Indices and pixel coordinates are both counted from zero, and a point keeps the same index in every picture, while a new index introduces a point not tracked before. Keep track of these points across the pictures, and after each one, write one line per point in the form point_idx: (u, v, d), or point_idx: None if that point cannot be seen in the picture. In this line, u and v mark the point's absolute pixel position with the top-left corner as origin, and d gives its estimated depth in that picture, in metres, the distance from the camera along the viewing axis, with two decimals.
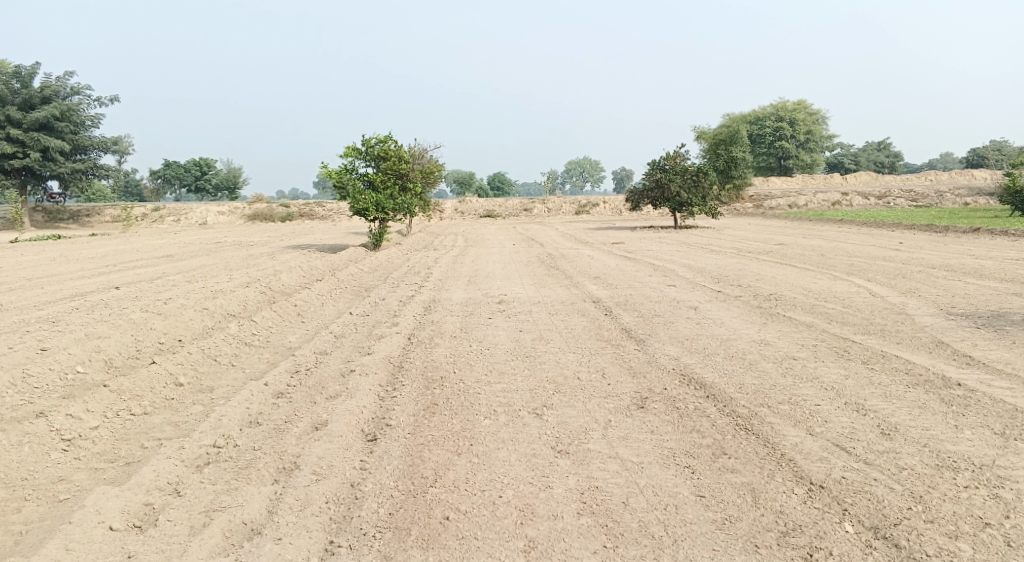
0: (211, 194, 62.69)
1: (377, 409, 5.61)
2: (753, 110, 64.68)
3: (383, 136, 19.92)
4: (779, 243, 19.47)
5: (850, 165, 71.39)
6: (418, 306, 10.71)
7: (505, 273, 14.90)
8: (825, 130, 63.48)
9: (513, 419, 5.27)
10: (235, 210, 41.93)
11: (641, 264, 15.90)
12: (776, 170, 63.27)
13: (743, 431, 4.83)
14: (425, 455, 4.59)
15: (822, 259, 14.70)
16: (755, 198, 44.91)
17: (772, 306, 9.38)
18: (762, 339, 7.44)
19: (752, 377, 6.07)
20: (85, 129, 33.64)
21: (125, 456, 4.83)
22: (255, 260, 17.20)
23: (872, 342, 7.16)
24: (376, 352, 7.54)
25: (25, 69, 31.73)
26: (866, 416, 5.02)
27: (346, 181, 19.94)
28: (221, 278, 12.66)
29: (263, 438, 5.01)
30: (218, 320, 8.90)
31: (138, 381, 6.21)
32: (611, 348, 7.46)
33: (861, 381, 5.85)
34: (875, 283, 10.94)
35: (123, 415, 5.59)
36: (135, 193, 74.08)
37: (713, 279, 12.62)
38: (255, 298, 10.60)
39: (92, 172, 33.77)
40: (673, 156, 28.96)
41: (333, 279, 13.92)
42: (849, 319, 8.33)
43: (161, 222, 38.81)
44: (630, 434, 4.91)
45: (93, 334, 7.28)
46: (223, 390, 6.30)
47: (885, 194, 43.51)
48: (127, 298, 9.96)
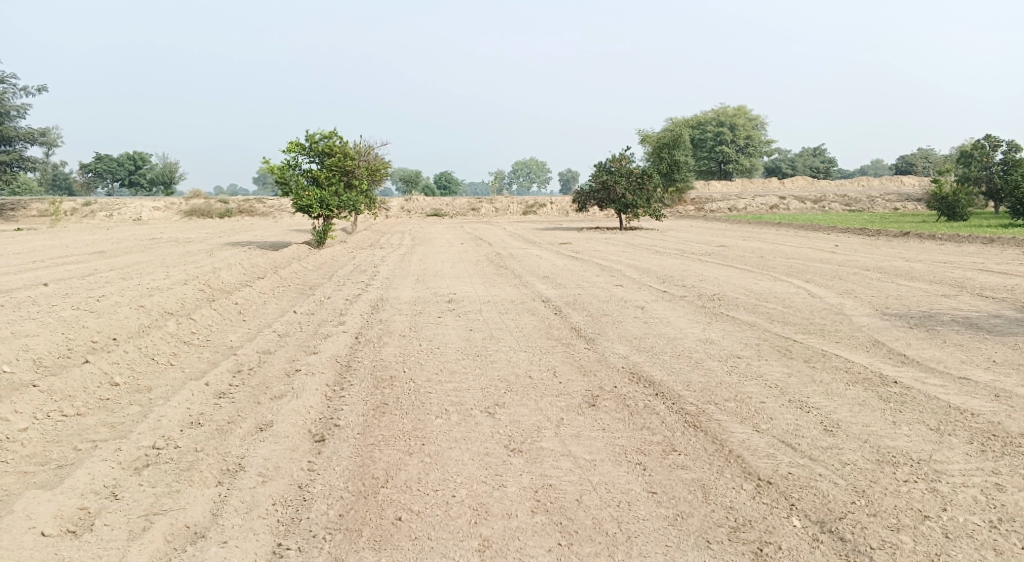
0: (146, 188, 59.94)
1: (326, 410, 5.46)
2: (696, 115, 66.64)
3: (329, 132, 19.46)
4: (721, 245, 20.09)
5: (787, 170, 74.44)
6: (366, 305, 10.51)
7: (454, 272, 14.81)
8: (764, 137, 66.02)
9: (466, 418, 5.22)
10: (172, 205, 40.17)
11: (589, 264, 16.11)
12: (717, 174, 65.42)
13: (692, 428, 4.93)
14: (377, 456, 4.49)
15: (763, 261, 15.25)
16: (698, 201, 46.27)
17: (716, 306, 9.64)
18: (707, 338, 7.64)
19: (699, 375, 6.22)
20: (8, 118, 31.56)
21: (57, 458, 4.52)
22: (194, 257, 16.48)
23: (812, 341, 7.46)
24: (323, 351, 7.34)
25: None
26: (809, 414, 5.21)
27: (289, 177, 19.39)
28: (158, 276, 12.09)
29: (205, 440, 4.78)
30: (155, 319, 8.48)
31: (70, 381, 5.84)
32: (562, 347, 7.50)
33: (803, 379, 6.07)
34: (813, 284, 11.42)
35: (53, 416, 5.24)
36: (61, 186, 70.06)
37: (659, 279, 12.89)
38: (195, 296, 10.16)
39: (17, 164, 31.72)
40: (619, 158, 29.45)
41: (277, 277, 13.50)
42: (790, 318, 8.66)
43: (92, 217, 36.79)
44: (583, 432, 4.93)
45: (18, 332, 6.81)
46: (162, 390, 5.99)
47: (820, 199, 45.55)
48: (56, 295, 9.38)
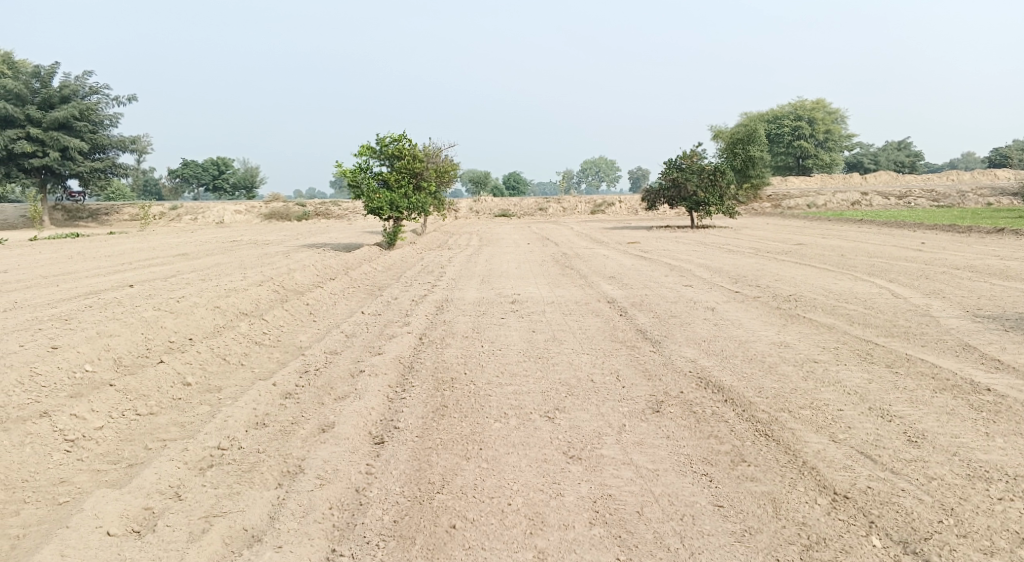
0: (229, 193, 63.54)
1: (386, 411, 5.50)
2: (771, 109, 63.95)
3: (398, 135, 19.85)
4: (799, 244, 19.06)
5: (869, 165, 70.41)
6: (431, 305, 10.60)
7: (519, 273, 14.74)
8: (844, 130, 62.72)
9: (525, 423, 5.13)
10: (252, 209, 42.13)
11: (657, 264, 15.67)
12: (794, 170, 62.57)
13: (763, 437, 4.64)
14: (434, 460, 4.47)
15: (842, 260, 14.37)
16: (773, 197, 44.38)
17: (792, 307, 9.11)
18: (782, 341, 7.21)
19: (772, 381, 5.86)
20: (103, 128, 33.97)
21: (128, 457, 4.77)
22: (270, 258, 17.19)
23: (894, 344, 6.92)
24: (387, 352, 7.43)
25: (46, 68, 32.05)
26: (890, 423, 4.80)
27: (360, 180, 19.92)
28: (236, 277, 12.65)
29: (268, 441, 4.92)
30: (230, 319, 8.85)
31: (145, 381, 6.15)
32: (626, 349, 7.28)
33: (885, 385, 5.62)
34: (897, 284, 10.65)
35: (128, 415, 5.53)
36: (153, 192, 75.01)
37: (731, 279, 12.35)
38: (268, 297, 10.57)
39: (110, 171, 34.16)
40: (689, 155, 28.63)
41: (347, 278, 13.87)
42: (872, 320, 8.07)
43: (179, 220, 39.13)
44: (646, 439, 4.73)
45: (103, 332, 7.26)
46: (231, 390, 6.23)
47: (905, 194, 42.75)
48: (141, 296, 9.97)
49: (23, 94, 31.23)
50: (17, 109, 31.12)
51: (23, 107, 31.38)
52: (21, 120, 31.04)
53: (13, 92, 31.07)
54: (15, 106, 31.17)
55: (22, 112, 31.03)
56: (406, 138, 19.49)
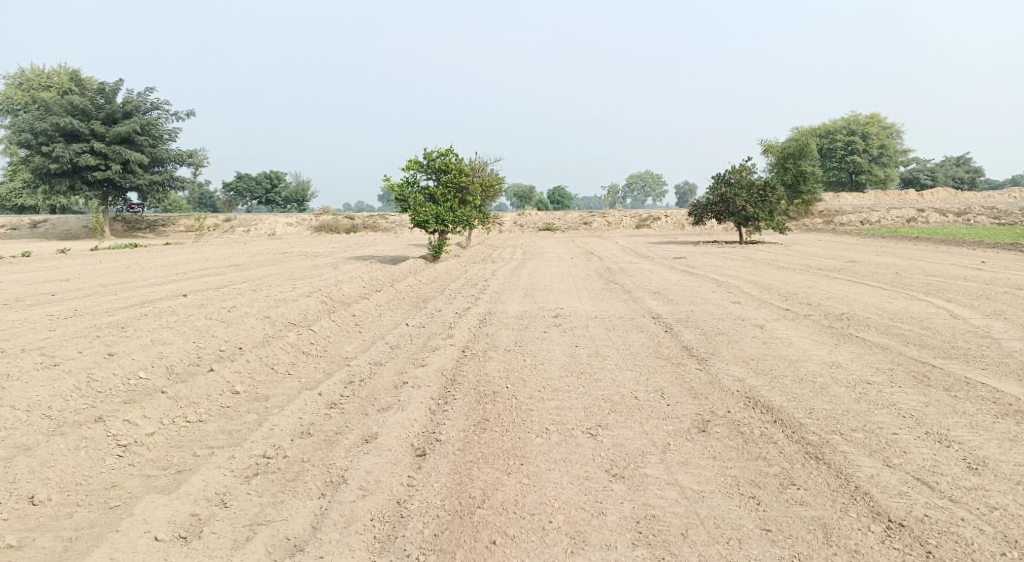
0: (280, 206, 65.62)
1: (428, 423, 5.53)
2: (822, 123, 62.23)
3: (445, 149, 20.12)
4: (852, 261, 18.42)
5: (927, 181, 67.73)
6: (473, 318, 10.65)
7: (563, 287, 14.68)
8: (900, 145, 60.54)
9: (566, 439, 5.07)
10: (302, 221, 43.30)
11: (703, 280, 15.37)
12: (847, 185, 60.63)
13: (813, 460, 4.46)
14: (475, 474, 4.46)
15: (898, 278, 13.80)
16: (825, 213, 43.06)
17: (844, 326, 8.77)
18: (834, 361, 6.95)
19: (823, 402, 5.64)
20: (163, 142, 35.59)
21: (177, 464, 4.93)
22: (317, 270, 17.59)
23: (953, 367, 6.58)
24: (429, 364, 7.49)
25: (110, 85, 33.84)
26: (950, 448, 4.55)
27: (407, 194, 20.24)
28: (284, 287, 12.99)
29: (313, 450, 5.01)
30: (278, 329, 9.09)
31: (195, 389, 6.36)
32: (671, 366, 7.15)
33: (944, 409, 5.34)
34: (957, 304, 10.16)
35: (178, 422, 5.73)
36: (209, 205, 77.97)
37: (780, 296, 12.02)
38: (315, 307, 10.83)
39: (168, 183, 35.72)
40: (739, 169, 28.05)
41: (391, 290, 14.09)
42: (928, 341, 7.71)
43: (232, 232, 40.55)
44: (690, 459, 4.61)
45: (157, 340, 7.56)
46: (278, 399, 6.37)
47: (966, 210, 40.88)
48: (193, 305, 10.34)
49: (89, 110, 32.98)
50: (84, 124, 32.90)
51: (89, 122, 33.16)
52: (87, 134, 32.78)
53: (80, 108, 32.88)
54: (82, 122, 32.97)
55: (88, 128, 32.80)
56: (452, 152, 19.75)
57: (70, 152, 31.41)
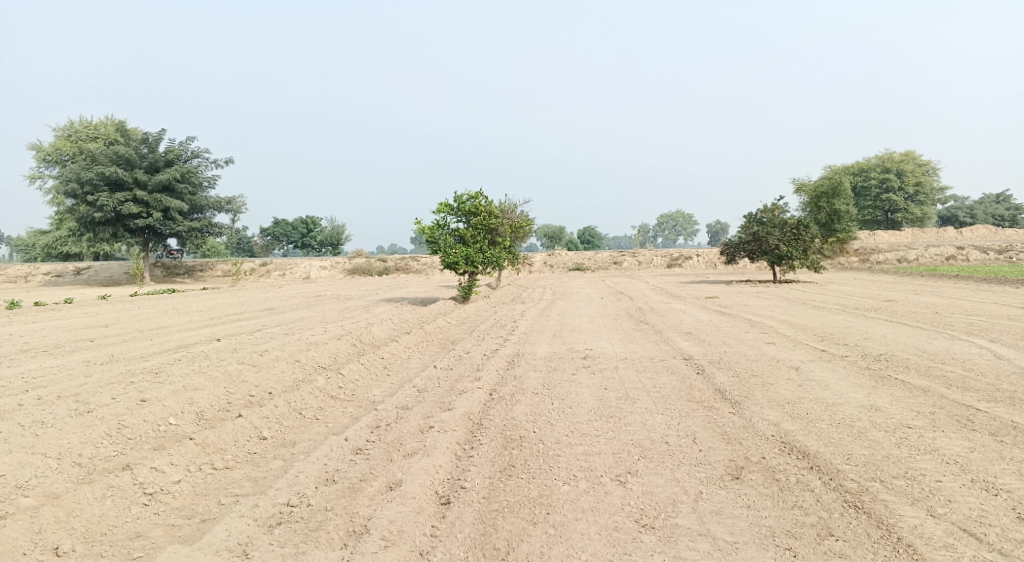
0: (315, 250, 67.20)
1: (452, 470, 5.44)
2: (856, 161, 61.50)
3: (475, 192, 20.43)
4: (890, 300, 17.90)
5: (966, 218, 66.05)
6: (501, 360, 10.59)
7: (592, 328, 14.56)
8: (937, 181, 59.34)
9: (593, 486, 4.93)
10: (335, 264, 44.13)
11: (736, 320, 15.07)
12: (883, 224, 59.50)
13: (852, 509, 4.24)
14: (498, 523, 4.35)
15: (938, 318, 13.35)
16: (861, 251, 42.18)
17: (883, 368, 8.46)
18: (872, 404, 6.68)
19: (862, 447, 5.38)
20: (202, 189, 36.93)
21: (201, 512, 4.95)
22: (349, 313, 17.81)
23: (1001, 410, 6.25)
24: (456, 407, 7.42)
25: (153, 135, 35.42)
26: (998, 497, 4.29)
27: (437, 236, 20.47)
28: (316, 330, 13.14)
29: (337, 498, 4.97)
30: (308, 372, 9.16)
31: (223, 435, 6.42)
32: (703, 410, 6.94)
33: (991, 455, 5.05)
34: (1002, 345, 9.73)
35: (205, 469, 5.76)
36: (246, 249, 80.22)
37: (816, 336, 11.69)
38: (345, 350, 10.91)
39: (207, 230, 36.91)
40: (771, 209, 27.87)
41: (420, 332, 14.15)
42: (973, 384, 7.37)
43: (267, 276, 41.51)
44: (723, 508, 4.43)
45: (188, 386, 7.68)
46: (304, 445, 6.38)
47: (1010, 247, 39.59)
48: (226, 350, 10.51)
49: (133, 159, 34.50)
50: (128, 173, 34.40)
51: (132, 171, 34.67)
52: (130, 183, 34.23)
53: (125, 158, 34.43)
54: (126, 171, 34.49)
55: (132, 177, 34.26)
56: (482, 195, 20.06)
57: (113, 201, 32.81)
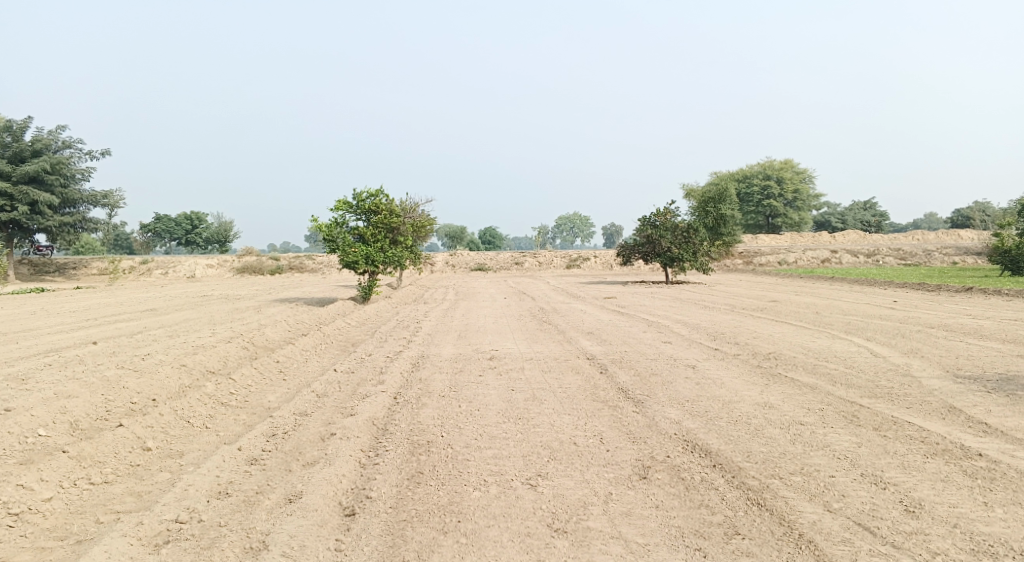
0: (202, 247, 62.94)
1: (357, 479, 5.15)
2: (741, 169, 66.06)
3: (376, 190, 19.86)
4: (773, 301, 19.22)
5: (837, 224, 72.58)
6: (406, 363, 10.27)
7: (497, 328, 14.54)
8: (812, 190, 64.81)
9: (506, 491, 4.85)
10: (225, 263, 41.49)
11: (635, 319, 15.62)
12: (764, 228, 64.26)
13: (755, 506, 4.43)
14: (409, 534, 4.15)
15: (817, 318, 14.45)
16: (745, 254, 45.26)
17: (773, 366, 9.01)
18: (766, 402, 7.06)
19: (759, 445, 5.66)
20: (74, 181, 33.52)
21: (76, 533, 4.39)
22: (241, 314, 16.73)
23: (879, 406, 6.79)
24: (360, 413, 7.08)
25: (17, 122, 31.77)
26: (885, 490, 4.63)
27: (336, 235, 19.70)
28: (205, 333, 12.19)
29: (231, 513, 4.55)
30: (196, 378, 8.44)
31: (101, 447, 5.76)
32: (609, 410, 7.04)
33: (876, 450, 5.47)
34: (875, 343, 10.66)
35: (80, 484, 5.13)
36: (123, 245, 73.86)
37: (709, 336, 12.29)
38: (237, 354, 10.18)
39: (80, 225, 33.54)
40: (664, 213, 29.22)
41: (320, 334, 13.51)
42: (854, 381, 7.98)
43: (149, 274, 38.33)
44: (634, 509, 4.48)
45: (61, 393, 6.84)
46: (194, 455, 5.85)
47: (873, 252, 43.87)
48: (103, 354, 9.50)
49: None
50: None
51: None
52: None
53: None
54: None
55: None
56: (384, 193, 19.54)
57: None
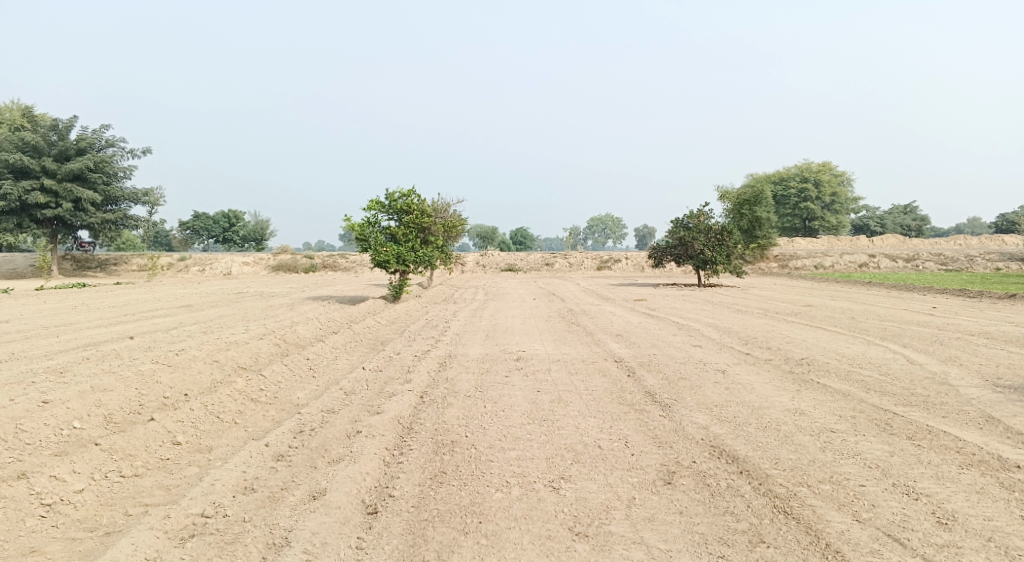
0: (239, 245, 64.37)
1: (380, 477, 5.19)
2: (777, 171, 64.82)
3: (407, 190, 20.01)
4: (808, 305, 18.78)
5: (876, 227, 70.68)
6: (433, 362, 10.32)
7: (524, 329, 14.53)
8: (851, 193, 63.24)
9: (527, 493, 4.82)
10: (259, 260, 42.35)
11: (664, 322, 15.43)
12: (800, 231, 62.92)
13: (782, 515, 4.31)
14: (428, 534, 4.16)
15: (853, 323, 14.08)
16: (780, 257, 44.38)
17: (805, 372, 8.80)
18: (796, 408, 6.89)
19: (788, 452, 5.53)
20: (117, 180, 34.59)
21: (106, 524, 4.52)
22: (274, 311, 17.03)
23: (915, 415, 6.57)
24: (385, 412, 7.14)
25: (64, 122, 32.94)
26: (918, 502, 4.47)
27: (368, 234, 19.92)
28: (237, 329, 12.45)
29: (255, 508, 4.63)
30: (227, 374, 8.61)
31: (133, 440, 5.92)
32: (634, 414, 6.96)
33: (909, 459, 5.30)
34: (912, 350, 10.33)
35: (112, 476, 5.29)
36: (164, 243, 76.00)
37: (740, 340, 12.07)
38: (268, 351, 10.36)
39: (122, 222, 34.60)
40: (696, 215, 28.83)
41: (349, 332, 13.67)
42: (888, 388, 7.75)
43: (187, 271, 39.35)
44: (656, 515, 4.41)
45: (97, 387, 7.06)
46: (222, 451, 5.96)
47: (914, 257, 42.61)
48: (140, 349, 9.76)
49: (41, 146, 31.98)
50: (35, 160, 31.86)
51: (40, 158, 32.12)
52: (37, 172, 31.69)
53: (32, 144, 31.88)
54: (33, 158, 31.94)
55: (39, 164, 31.73)
56: (415, 193, 19.68)
57: (18, 190, 30.30)
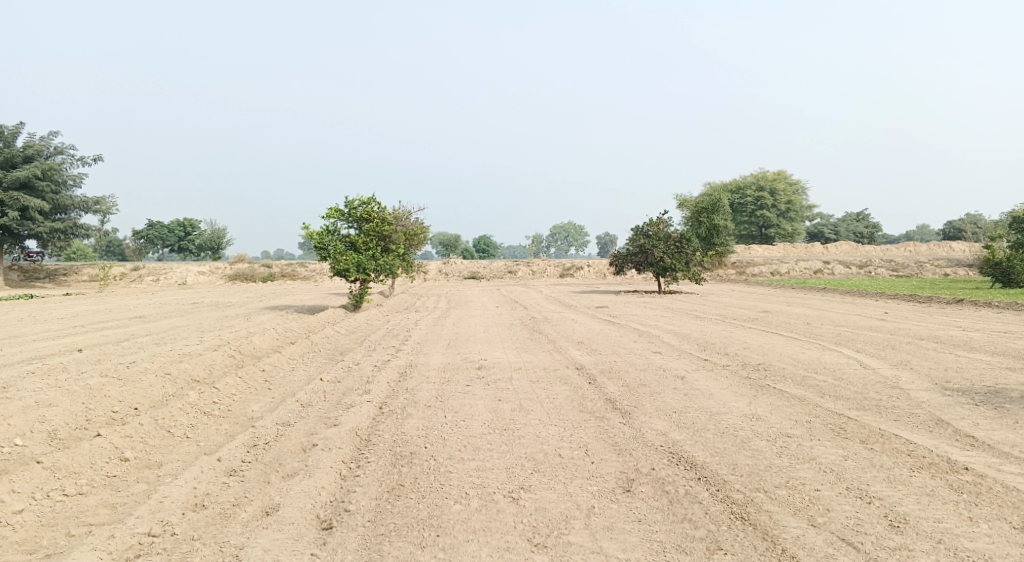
0: (195, 254, 62.63)
1: (336, 491, 5.06)
2: (734, 180, 66.39)
3: (368, 198, 19.76)
4: (765, 311, 19.19)
5: (829, 235, 72.95)
6: (393, 372, 10.16)
7: (487, 337, 14.46)
8: (805, 201, 65.22)
9: (486, 505, 4.76)
10: (216, 270, 41.23)
11: (626, 329, 15.56)
12: (758, 238, 64.50)
13: (739, 521, 4.36)
14: (385, 550, 4.05)
15: (808, 329, 14.43)
16: (738, 264, 45.37)
17: (762, 377, 8.96)
18: (753, 414, 7.00)
19: (746, 457, 5.60)
20: (66, 188, 33.30)
21: (45, 546, 4.27)
22: (230, 322, 16.58)
23: (867, 419, 6.75)
24: (343, 424, 6.98)
25: (9, 127, 31.58)
26: (871, 505, 4.57)
27: (327, 242, 19.58)
28: (192, 341, 12.04)
29: (205, 526, 4.45)
30: (180, 387, 8.30)
31: (78, 458, 5.64)
32: (595, 421, 6.96)
33: (862, 463, 5.42)
34: (865, 355, 10.63)
35: (54, 496, 5.01)
36: (115, 252, 73.38)
37: (700, 347, 12.25)
38: (223, 362, 10.05)
39: (71, 231, 33.28)
40: (656, 223, 29.25)
41: (308, 342, 13.37)
42: (842, 393, 7.95)
43: (140, 281, 38.04)
44: (616, 523, 4.40)
45: (40, 402, 6.71)
46: (173, 466, 5.73)
47: (866, 264, 44.05)
48: (87, 362, 9.34)
49: None
50: None
51: None
52: None
53: None
54: None
55: None
56: (375, 200, 19.45)
57: None
